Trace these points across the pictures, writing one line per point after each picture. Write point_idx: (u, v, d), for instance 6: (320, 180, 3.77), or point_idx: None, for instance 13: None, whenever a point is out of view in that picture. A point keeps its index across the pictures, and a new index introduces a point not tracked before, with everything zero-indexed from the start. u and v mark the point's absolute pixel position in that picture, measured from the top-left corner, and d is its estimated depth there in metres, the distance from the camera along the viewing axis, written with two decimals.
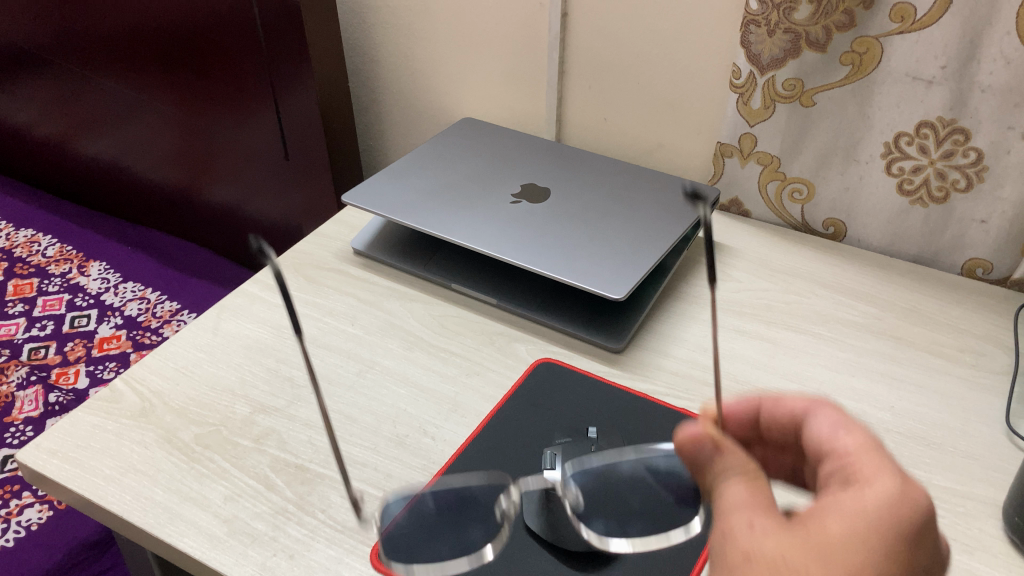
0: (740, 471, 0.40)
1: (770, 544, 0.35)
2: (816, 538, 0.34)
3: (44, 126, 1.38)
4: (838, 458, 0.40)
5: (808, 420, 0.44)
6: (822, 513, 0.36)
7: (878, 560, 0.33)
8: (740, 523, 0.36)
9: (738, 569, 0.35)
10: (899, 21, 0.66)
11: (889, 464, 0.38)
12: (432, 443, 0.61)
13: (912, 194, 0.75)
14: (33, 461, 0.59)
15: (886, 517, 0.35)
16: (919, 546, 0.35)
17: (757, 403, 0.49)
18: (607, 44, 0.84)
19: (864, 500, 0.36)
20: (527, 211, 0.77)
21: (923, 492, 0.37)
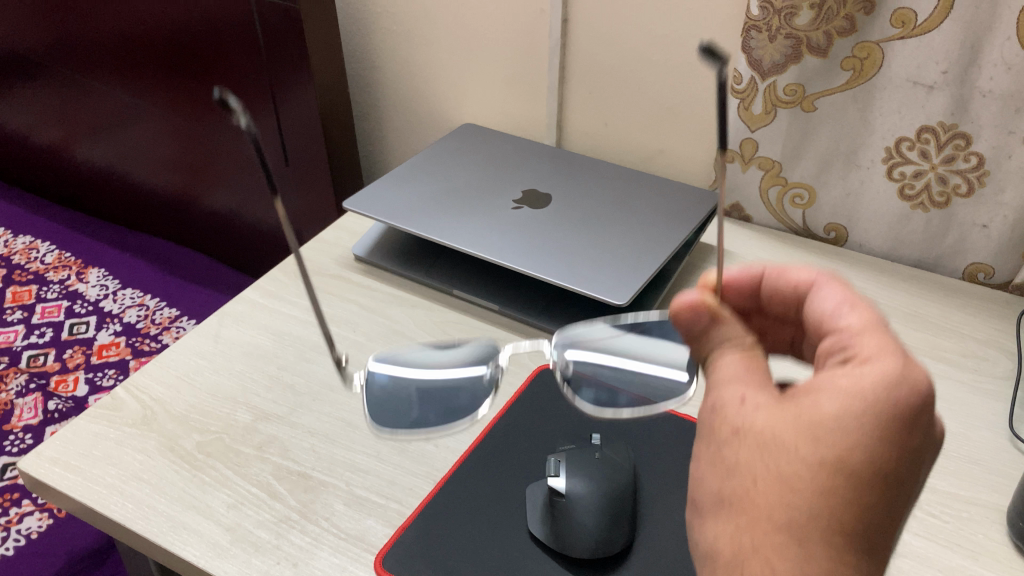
0: (733, 341, 0.44)
1: (758, 419, 0.38)
2: (805, 415, 0.37)
3: (41, 132, 1.37)
4: (839, 332, 0.42)
5: (812, 291, 0.48)
6: (815, 390, 0.38)
7: (866, 440, 0.35)
8: (734, 398, 0.40)
9: (728, 442, 0.38)
10: (900, 26, 0.66)
11: (891, 341, 0.39)
12: (434, 450, 0.61)
13: (913, 199, 0.75)
14: (35, 470, 0.59)
15: (882, 393, 0.36)
16: (920, 421, 0.36)
17: (760, 273, 0.53)
18: (608, 50, 0.84)
19: (859, 376, 0.37)
20: (529, 216, 0.77)
21: (925, 371, 0.37)
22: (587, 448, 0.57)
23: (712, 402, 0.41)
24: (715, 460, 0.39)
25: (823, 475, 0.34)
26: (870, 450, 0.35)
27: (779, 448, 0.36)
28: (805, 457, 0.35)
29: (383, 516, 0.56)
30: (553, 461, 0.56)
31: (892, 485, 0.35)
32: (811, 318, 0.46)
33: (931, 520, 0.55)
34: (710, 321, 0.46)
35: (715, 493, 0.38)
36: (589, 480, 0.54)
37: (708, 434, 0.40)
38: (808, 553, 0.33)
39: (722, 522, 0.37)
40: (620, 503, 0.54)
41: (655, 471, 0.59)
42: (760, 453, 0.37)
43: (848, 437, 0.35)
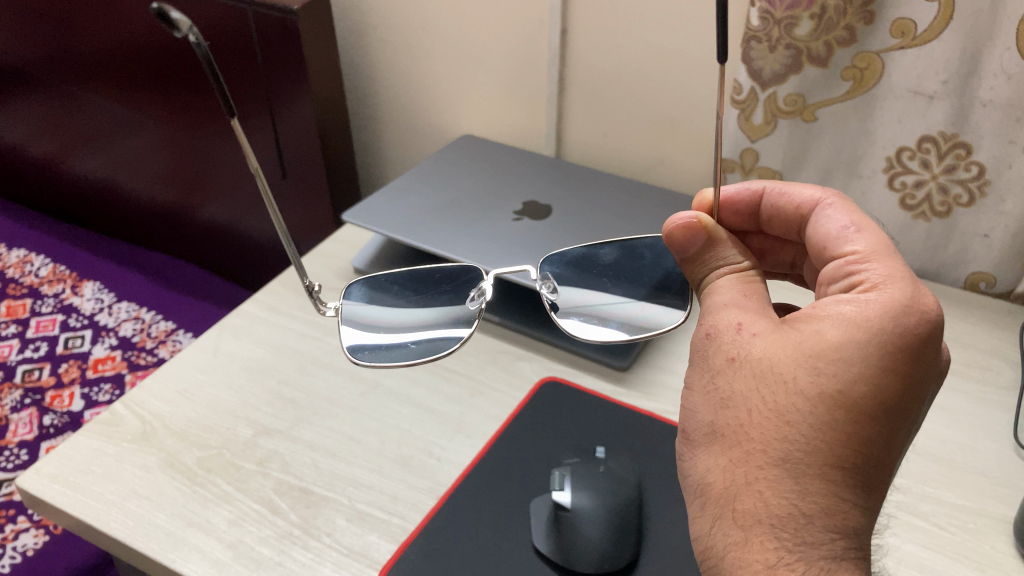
0: (733, 264, 0.47)
1: (755, 347, 0.40)
2: (805, 344, 0.39)
3: (35, 145, 1.37)
4: (845, 255, 0.43)
5: (816, 212, 0.48)
6: (818, 317, 0.40)
7: (867, 371, 0.37)
8: (731, 325, 0.42)
9: (725, 369, 0.41)
10: (900, 36, 0.66)
11: (898, 266, 0.41)
12: (437, 464, 0.61)
13: (914, 209, 0.74)
14: (33, 487, 0.58)
15: (885, 323, 0.38)
16: (923, 351, 0.38)
17: (760, 192, 0.52)
18: (607, 61, 0.84)
19: (862, 306, 0.39)
20: (530, 227, 0.77)
21: (934, 300, 0.39)
22: (592, 461, 0.58)
23: (709, 327, 0.43)
24: (708, 387, 0.41)
25: (822, 407, 0.37)
26: (872, 381, 0.37)
27: (778, 377, 0.38)
28: (804, 387, 0.37)
29: (387, 532, 0.56)
30: (558, 474, 0.57)
31: (892, 417, 0.37)
32: (814, 239, 0.47)
33: (937, 531, 0.55)
34: (707, 245, 0.48)
35: (707, 424, 0.40)
36: (594, 494, 0.55)
37: (705, 361, 0.42)
38: (801, 483, 0.36)
39: (713, 452, 0.39)
40: (625, 517, 0.54)
41: (660, 484, 0.58)
42: (758, 383, 0.39)
43: (848, 367, 0.37)
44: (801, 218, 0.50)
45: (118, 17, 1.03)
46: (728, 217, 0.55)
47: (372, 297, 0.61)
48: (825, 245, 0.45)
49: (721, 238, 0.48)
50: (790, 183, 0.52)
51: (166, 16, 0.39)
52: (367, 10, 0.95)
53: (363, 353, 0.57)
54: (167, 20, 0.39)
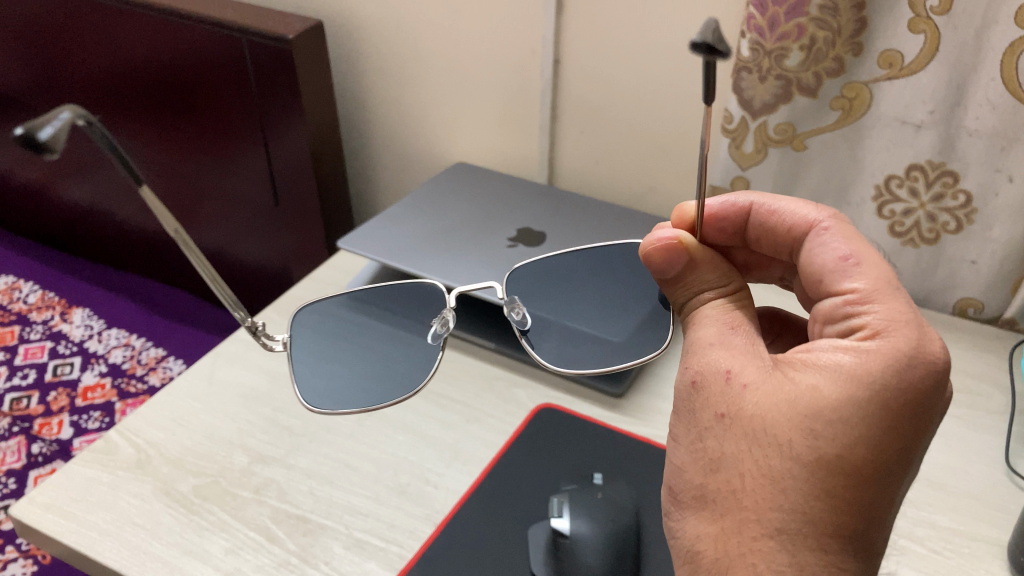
0: (714, 290, 0.45)
1: (747, 401, 0.39)
2: (801, 401, 0.37)
3: (22, 172, 1.36)
4: (844, 294, 0.41)
5: (811, 236, 0.47)
6: (815, 370, 0.38)
7: (868, 432, 0.36)
8: (720, 372, 0.40)
9: (715, 427, 0.39)
10: (887, 67, 0.67)
11: (901, 308, 0.39)
12: (434, 491, 0.61)
13: (902, 235, 0.76)
14: (27, 516, 0.58)
15: (887, 379, 0.37)
16: (926, 405, 0.37)
17: (748, 208, 0.52)
18: (599, 90, 0.85)
19: (862, 357, 0.38)
20: (524, 254, 0.78)
21: (940, 347, 0.38)
22: (590, 488, 0.58)
23: (697, 374, 0.41)
24: (696, 446, 0.40)
25: (820, 474, 0.36)
26: (874, 444, 0.36)
27: (771, 438, 0.37)
28: (802, 451, 0.36)
29: (384, 559, 0.56)
30: (557, 501, 0.57)
31: (892, 477, 0.36)
32: (811, 269, 0.45)
33: (931, 556, 0.55)
34: (688, 267, 0.47)
35: (697, 487, 0.39)
36: (592, 520, 0.55)
37: (692, 415, 0.41)
38: (797, 557, 0.35)
39: (704, 519, 0.39)
40: (624, 542, 0.55)
41: (658, 510, 0.58)
42: (751, 443, 0.38)
43: (847, 429, 0.36)
44: (794, 237, 0.49)
45: (110, 45, 1.04)
46: (713, 234, 0.54)
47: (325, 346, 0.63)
48: (823, 278, 0.44)
49: (703, 260, 0.47)
50: (780, 199, 0.51)
51: (37, 143, 0.36)
52: (361, 38, 0.96)
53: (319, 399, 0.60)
54: (42, 149, 0.36)
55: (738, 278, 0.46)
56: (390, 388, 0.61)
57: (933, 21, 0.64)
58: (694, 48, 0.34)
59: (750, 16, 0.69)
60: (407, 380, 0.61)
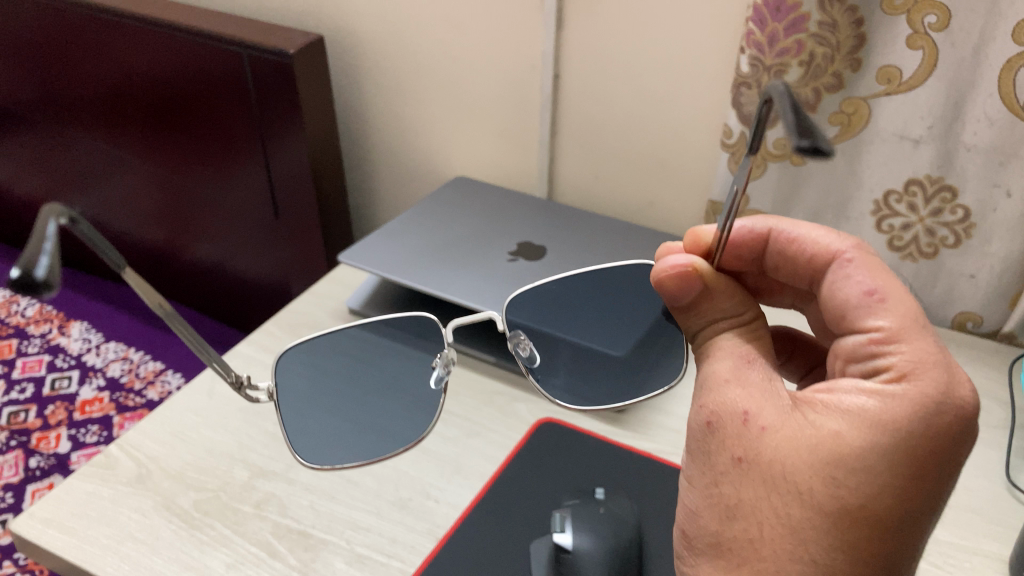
0: (729, 319, 0.45)
1: (765, 445, 0.38)
2: (822, 447, 0.36)
3: (20, 185, 1.35)
4: (868, 332, 0.40)
5: (835, 267, 0.45)
6: (836, 414, 0.37)
7: (892, 482, 0.35)
8: (736, 414, 0.39)
9: (732, 471, 0.38)
10: (885, 83, 0.68)
11: (928, 347, 0.38)
12: (435, 506, 0.61)
13: (901, 250, 0.76)
14: (27, 531, 0.58)
15: (913, 427, 0.35)
16: (953, 451, 0.36)
17: (767, 233, 0.50)
18: (599, 105, 0.86)
19: (887, 403, 0.36)
20: (524, 268, 0.78)
21: (968, 389, 0.37)
22: (591, 502, 0.59)
23: (713, 415, 0.40)
24: (711, 488, 0.39)
25: (842, 525, 0.35)
26: (898, 493, 0.35)
27: (791, 485, 0.36)
28: (823, 501, 0.36)
29: None
30: (559, 516, 0.57)
31: (916, 521, 0.36)
32: (833, 304, 0.43)
33: (934, 571, 0.55)
34: (703, 295, 0.45)
35: (713, 534, 0.39)
36: (594, 535, 0.55)
37: (707, 456, 0.40)
38: None
39: (719, 567, 0.38)
40: (628, 556, 0.55)
41: (660, 523, 0.59)
42: (770, 491, 0.37)
43: (870, 478, 0.35)
44: (816, 265, 0.48)
45: (109, 58, 1.04)
46: (729, 259, 0.52)
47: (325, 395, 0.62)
48: (846, 313, 0.42)
49: (718, 288, 0.45)
50: (800, 225, 0.50)
51: (34, 284, 0.34)
52: (361, 54, 0.96)
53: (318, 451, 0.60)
54: (40, 288, 0.34)
55: (755, 306, 0.46)
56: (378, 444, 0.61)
57: (931, 38, 0.64)
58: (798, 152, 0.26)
59: (749, 33, 0.70)
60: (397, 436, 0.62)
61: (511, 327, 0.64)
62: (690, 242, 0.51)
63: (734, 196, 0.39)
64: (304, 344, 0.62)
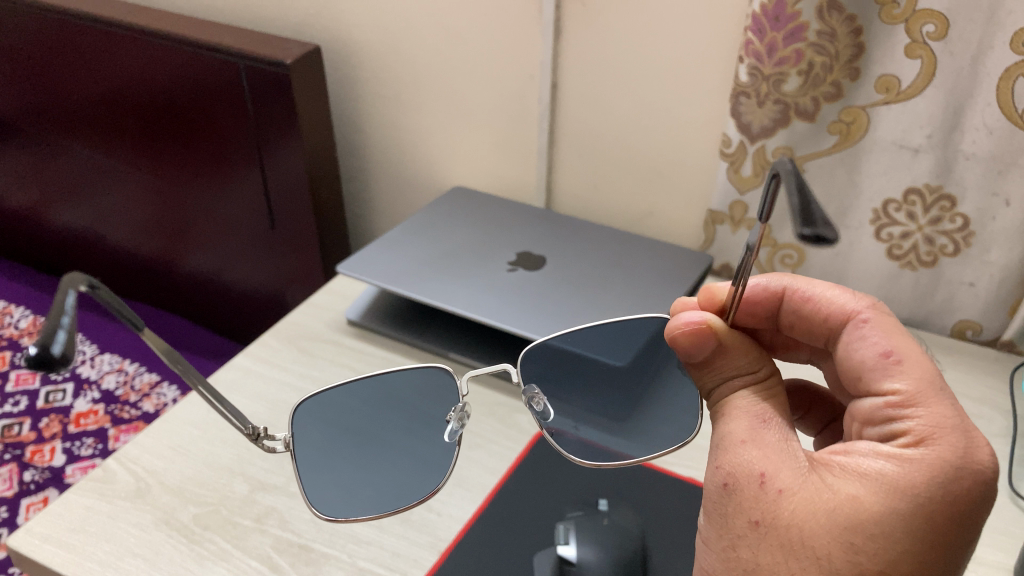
0: (742, 377, 0.45)
1: (782, 508, 0.38)
2: (840, 511, 0.37)
3: (13, 196, 1.34)
4: (886, 395, 0.41)
5: (851, 327, 0.45)
6: (854, 479, 0.38)
7: (911, 547, 0.35)
8: (753, 476, 0.40)
9: (750, 535, 0.39)
10: (884, 91, 0.68)
11: (946, 412, 0.38)
12: (437, 519, 0.60)
13: (901, 258, 0.76)
14: (24, 547, 0.57)
15: (932, 491, 0.36)
16: (972, 517, 0.36)
17: (781, 292, 0.50)
18: (598, 115, 0.86)
19: (904, 467, 0.37)
20: (525, 279, 0.77)
21: (987, 454, 0.37)
22: (596, 514, 0.60)
23: (729, 476, 0.41)
24: (729, 550, 0.40)
25: None
26: (917, 558, 0.35)
27: (808, 550, 0.37)
28: (842, 566, 0.36)
29: None
30: (563, 528, 0.58)
31: None
32: (850, 365, 0.44)
33: None
34: (717, 351, 0.47)
35: None
36: (598, 547, 0.57)
37: (725, 518, 0.41)
38: None
39: None
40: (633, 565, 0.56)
41: (664, 533, 0.59)
42: (788, 554, 0.37)
43: (888, 544, 0.35)
44: (831, 325, 0.48)
45: (105, 69, 1.03)
46: (744, 316, 0.52)
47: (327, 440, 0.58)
48: (862, 375, 0.43)
49: (732, 345, 0.47)
50: (815, 284, 0.50)
51: (50, 359, 0.39)
52: (358, 63, 0.96)
53: (322, 500, 0.55)
54: (56, 364, 0.39)
55: (769, 363, 0.46)
56: (385, 499, 0.56)
57: (929, 47, 0.64)
58: (801, 240, 0.30)
59: (747, 42, 0.70)
60: (414, 487, 0.57)
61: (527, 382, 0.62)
62: (705, 297, 0.52)
63: (748, 256, 0.41)
64: (315, 399, 0.58)
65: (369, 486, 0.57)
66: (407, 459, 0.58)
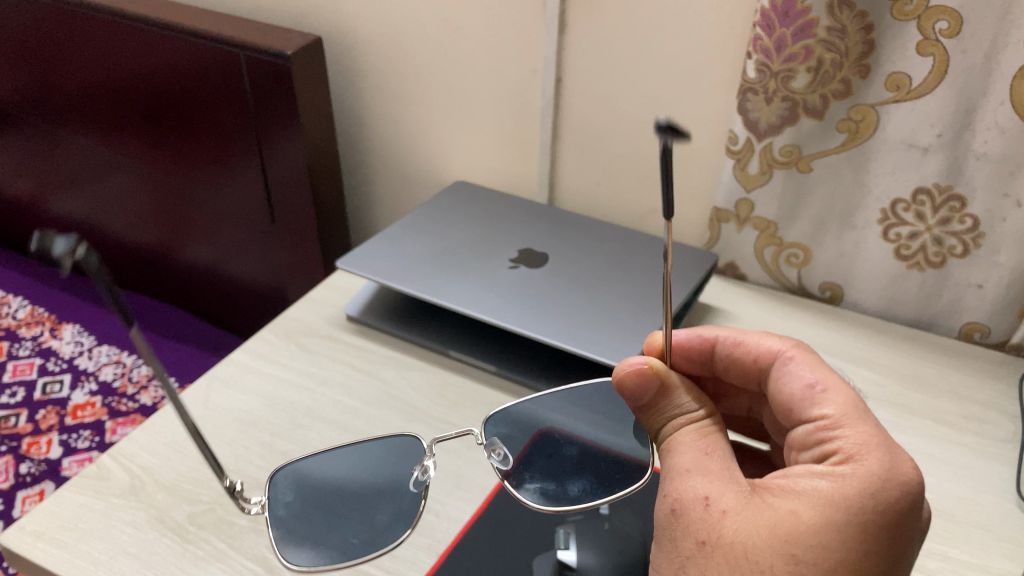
0: (687, 413, 0.47)
1: (726, 526, 0.40)
2: (779, 525, 0.38)
3: (12, 184, 1.33)
4: (815, 420, 0.44)
5: (778, 365, 0.49)
6: (791, 496, 0.40)
7: (847, 555, 0.37)
8: (699, 499, 0.41)
9: (697, 554, 0.40)
10: (894, 90, 0.66)
11: (871, 430, 0.41)
12: (436, 520, 0.59)
13: (909, 259, 0.75)
14: (17, 545, 0.57)
15: (863, 501, 0.38)
16: (903, 526, 0.38)
17: (714, 340, 0.54)
18: (601, 110, 0.84)
19: (837, 482, 0.39)
20: (526, 276, 0.76)
21: (911, 468, 0.40)
22: (597, 518, 0.59)
23: (677, 501, 0.42)
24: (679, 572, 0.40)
25: None
26: (854, 566, 0.37)
27: (753, 565, 0.38)
28: None
29: None
30: (563, 533, 0.58)
31: None
32: (780, 398, 0.47)
33: None
34: (660, 392, 0.49)
35: None
36: (598, 552, 0.57)
37: (675, 543, 0.41)
38: None
39: None
40: (634, 570, 0.55)
41: None
42: (733, 570, 0.38)
43: (826, 552, 0.37)
44: (761, 366, 0.51)
45: (104, 58, 1.02)
46: (681, 362, 0.55)
47: (304, 490, 0.57)
48: (792, 406, 0.46)
49: (674, 385, 0.49)
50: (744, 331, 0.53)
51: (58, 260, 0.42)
52: (359, 56, 0.95)
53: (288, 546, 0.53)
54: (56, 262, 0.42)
55: (710, 405, 0.48)
56: (378, 533, 0.55)
57: (941, 45, 0.63)
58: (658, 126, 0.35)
59: (756, 38, 0.69)
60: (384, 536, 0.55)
61: (489, 434, 0.59)
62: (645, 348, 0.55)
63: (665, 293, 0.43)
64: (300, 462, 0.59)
65: (350, 518, 0.56)
66: (384, 491, 0.58)
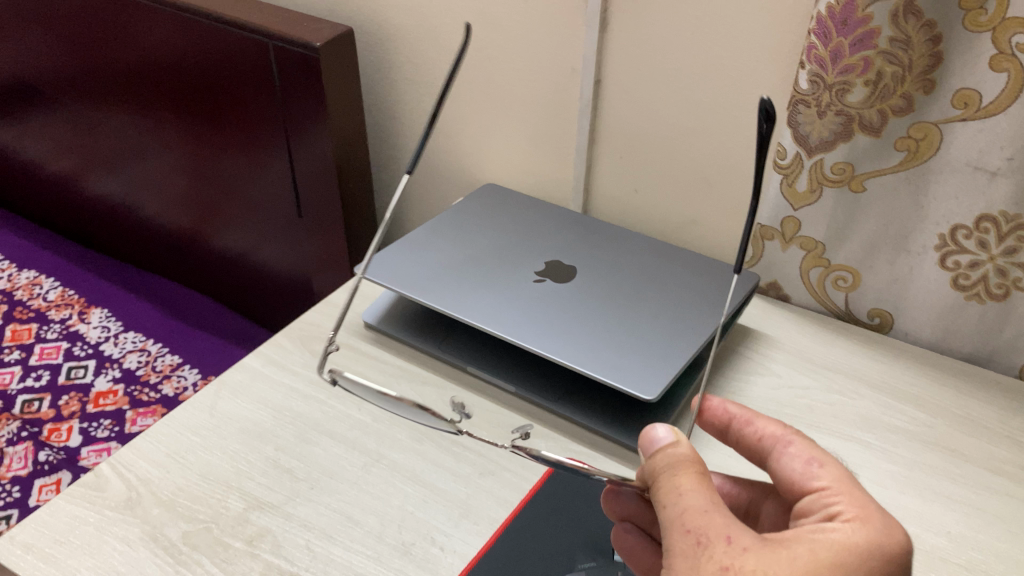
0: (695, 462, 0.42)
1: (749, 560, 0.37)
2: (801, 562, 0.37)
3: (51, 164, 1.32)
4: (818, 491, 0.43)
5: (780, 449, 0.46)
6: (805, 541, 0.38)
7: None
8: (722, 535, 0.38)
9: None
10: (962, 107, 0.60)
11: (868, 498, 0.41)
12: (440, 554, 0.56)
13: (968, 289, 0.69)
14: (5, 557, 0.54)
15: (872, 550, 0.38)
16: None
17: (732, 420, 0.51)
18: (642, 115, 0.80)
19: (848, 533, 0.39)
20: (552, 291, 0.72)
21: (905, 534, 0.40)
22: (611, 564, 0.56)
23: (699, 533, 0.38)
24: None
25: None
26: None
27: None
28: None
29: None
30: None
31: None
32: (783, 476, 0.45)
33: None
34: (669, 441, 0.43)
35: None
36: None
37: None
38: None
39: None
40: None
41: None
42: None
43: None
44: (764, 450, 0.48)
45: (138, 42, 1.00)
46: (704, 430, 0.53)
47: None
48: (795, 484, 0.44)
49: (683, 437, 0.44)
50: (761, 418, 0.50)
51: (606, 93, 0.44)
52: (393, 47, 0.91)
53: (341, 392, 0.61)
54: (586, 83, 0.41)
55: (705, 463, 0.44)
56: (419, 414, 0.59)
57: (1017, 60, 0.56)
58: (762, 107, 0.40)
59: (809, 47, 0.64)
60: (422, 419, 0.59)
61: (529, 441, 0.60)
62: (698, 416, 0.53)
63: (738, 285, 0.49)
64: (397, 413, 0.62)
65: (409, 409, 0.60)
66: None
